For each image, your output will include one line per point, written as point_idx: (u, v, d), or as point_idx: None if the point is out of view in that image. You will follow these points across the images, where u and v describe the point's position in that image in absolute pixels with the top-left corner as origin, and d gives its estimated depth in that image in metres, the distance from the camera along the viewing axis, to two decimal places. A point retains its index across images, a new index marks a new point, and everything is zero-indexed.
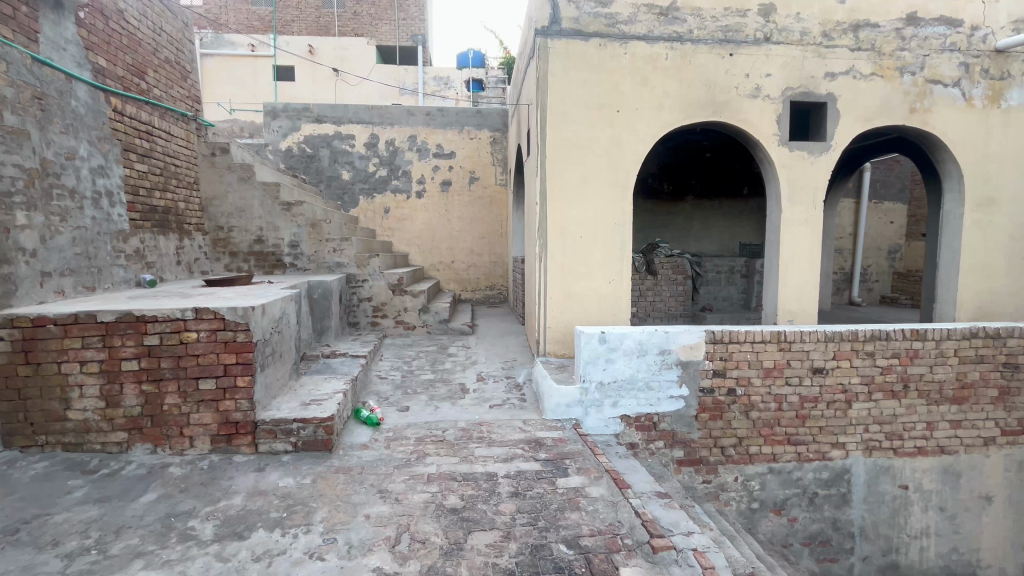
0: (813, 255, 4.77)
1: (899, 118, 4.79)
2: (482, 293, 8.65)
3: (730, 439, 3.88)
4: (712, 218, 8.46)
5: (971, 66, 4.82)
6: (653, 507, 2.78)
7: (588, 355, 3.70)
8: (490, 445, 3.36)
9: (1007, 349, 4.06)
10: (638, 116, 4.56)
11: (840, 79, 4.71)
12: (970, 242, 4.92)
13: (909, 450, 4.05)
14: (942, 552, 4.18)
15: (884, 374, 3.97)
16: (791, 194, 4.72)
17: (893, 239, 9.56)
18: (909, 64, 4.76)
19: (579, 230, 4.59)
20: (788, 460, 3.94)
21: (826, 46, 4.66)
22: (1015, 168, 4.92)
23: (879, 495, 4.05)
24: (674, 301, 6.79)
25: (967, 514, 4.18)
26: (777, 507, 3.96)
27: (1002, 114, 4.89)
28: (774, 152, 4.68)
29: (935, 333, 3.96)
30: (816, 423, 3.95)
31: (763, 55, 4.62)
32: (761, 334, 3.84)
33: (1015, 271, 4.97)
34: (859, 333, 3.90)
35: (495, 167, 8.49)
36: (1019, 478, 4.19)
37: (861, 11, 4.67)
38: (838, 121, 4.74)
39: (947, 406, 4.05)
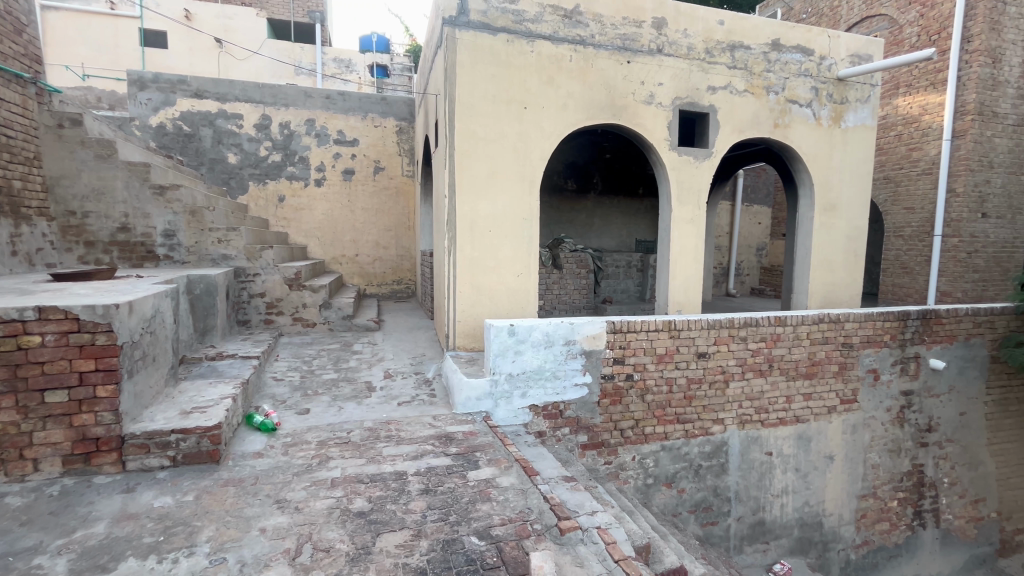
0: (698, 251, 5.27)
1: (766, 131, 5.45)
2: (388, 288, 8.35)
3: (628, 421, 4.17)
4: (611, 216, 8.99)
5: (819, 90, 5.62)
6: (560, 491, 2.90)
7: (497, 348, 3.75)
8: (398, 444, 3.27)
9: (845, 332, 4.83)
10: (544, 114, 4.69)
11: (719, 92, 5.23)
12: (818, 241, 5.77)
13: (773, 421, 4.67)
14: (797, 507, 4.85)
15: (754, 356, 4.53)
16: (680, 195, 5.17)
17: (761, 238, 10.89)
18: (773, 84, 5.42)
19: (487, 224, 4.61)
20: (677, 437, 4.34)
21: (709, 61, 5.15)
22: (850, 180, 5.85)
23: (749, 462, 4.62)
24: (578, 294, 7.11)
25: (817, 472, 4.90)
26: (667, 480, 4.34)
27: (842, 134, 5.78)
28: (666, 155, 5.08)
29: (793, 319, 4.60)
30: (700, 402, 4.39)
31: (656, 64, 4.98)
32: (654, 323, 4.17)
33: (851, 266, 5.93)
34: (735, 320, 4.40)
35: (401, 158, 8.23)
36: (854, 439, 5.01)
37: (736, 33, 5.23)
38: (718, 130, 5.27)
39: (801, 381, 4.72)
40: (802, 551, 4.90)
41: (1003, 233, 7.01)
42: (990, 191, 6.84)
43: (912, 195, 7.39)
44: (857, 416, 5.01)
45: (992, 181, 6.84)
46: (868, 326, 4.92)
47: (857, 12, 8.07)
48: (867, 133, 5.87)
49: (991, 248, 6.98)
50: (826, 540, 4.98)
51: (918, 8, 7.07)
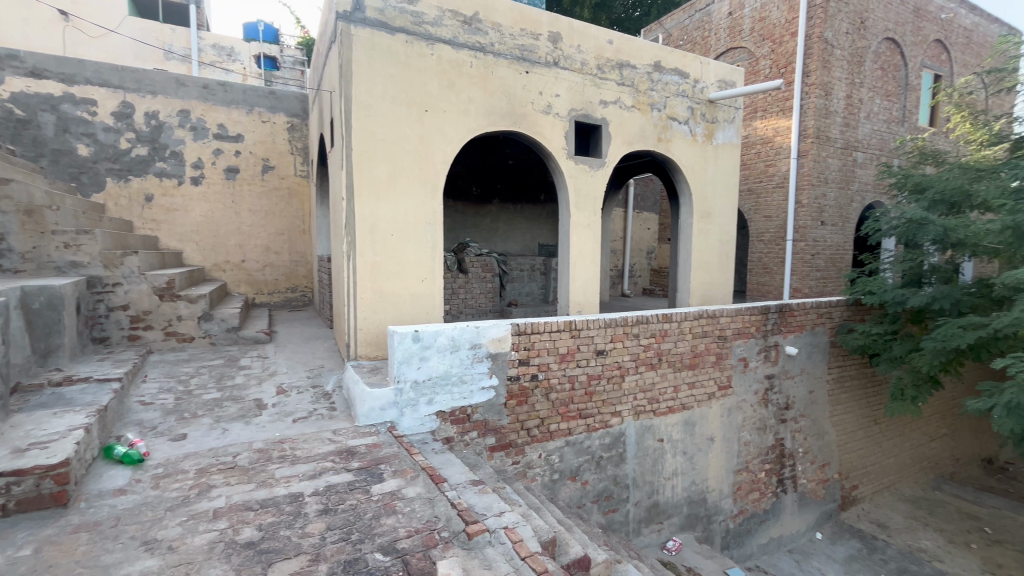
0: (595, 255, 5.59)
1: (651, 144, 5.95)
2: (281, 295, 7.74)
3: (534, 420, 4.29)
4: (515, 221, 9.22)
5: (694, 109, 6.27)
6: (468, 496, 2.89)
7: (401, 355, 3.65)
8: (293, 463, 3.03)
9: (720, 326, 5.42)
10: (445, 118, 4.67)
11: (610, 106, 5.61)
12: (697, 244, 6.42)
13: (663, 410, 5.09)
14: (686, 487, 5.32)
15: (646, 351, 4.90)
16: (578, 201, 5.45)
17: (650, 242, 11.85)
18: (656, 102, 5.94)
19: (389, 227, 4.48)
20: (580, 432, 4.55)
21: (600, 77, 5.50)
22: (721, 190, 6.59)
23: (644, 450, 4.98)
24: (484, 298, 7.18)
25: (701, 453, 5.42)
26: (572, 474, 4.53)
27: (713, 149, 6.50)
28: (564, 163, 5.32)
29: (677, 316, 5.06)
30: (600, 397, 4.65)
31: (553, 77, 5.21)
32: (556, 323, 4.34)
33: (723, 267, 6.68)
34: (628, 319, 4.73)
35: (294, 157, 7.71)
36: (730, 421, 5.64)
37: (623, 52, 5.65)
38: (609, 142, 5.64)
39: (685, 371, 5.21)
40: (691, 527, 5.38)
41: (836, 238, 8.37)
42: (826, 203, 8.15)
43: (769, 204, 8.44)
44: (732, 400, 5.64)
45: (827, 195, 8.14)
46: (738, 320, 5.58)
47: (722, 43, 9.15)
48: (733, 150, 6.67)
49: (828, 251, 8.30)
50: (710, 514, 5.53)
51: (770, 44, 8.21)
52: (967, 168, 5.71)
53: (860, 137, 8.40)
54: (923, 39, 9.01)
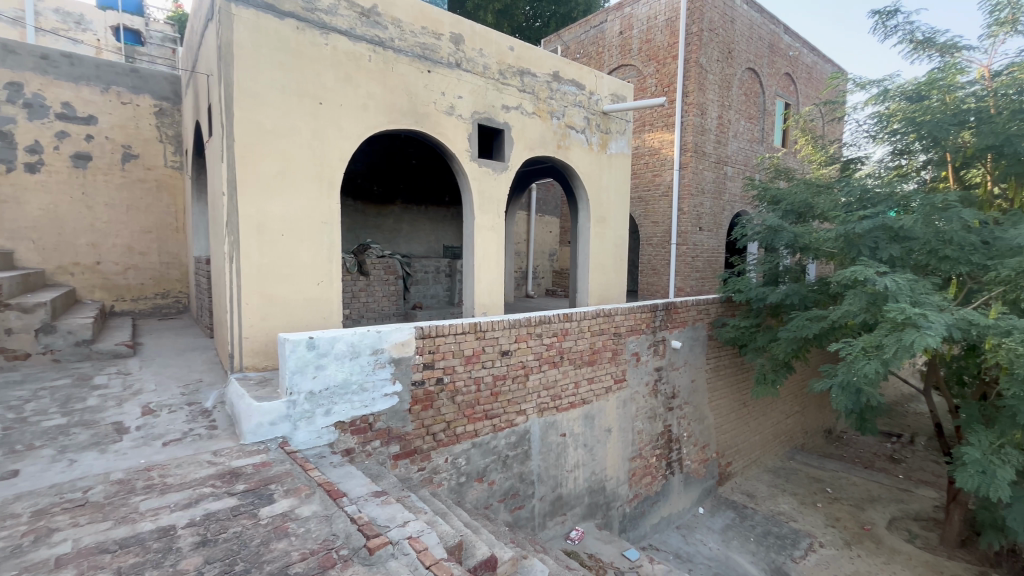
0: (499, 257, 5.67)
1: (551, 151, 6.18)
2: (147, 302, 6.79)
3: (439, 424, 4.23)
4: (419, 222, 9.06)
5: (590, 120, 6.64)
6: (369, 508, 2.76)
7: (294, 364, 3.38)
8: (164, 493, 2.66)
9: (615, 323, 5.80)
10: (342, 112, 4.43)
11: (512, 112, 5.73)
12: (594, 247, 6.80)
13: (565, 405, 5.31)
14: (587, 477, 5.59)
15: (548, 350, 5.08)
16: (482, 204, 5.48)
17: (552, 245, 12.32)
18: (555, 110, 6.19)
19: (279, 227, 4.14)
20: (486, 433, 4.58)
21: (502, 83, 5.60)
22: (615, 197, 7.05)
23: (548, 445, 5.15)
24: (386, 301, 6.94)
25: (600, 444, 5.74)
26: (479, 475, 4.54)
27: (607, 159, 6.93)
28: (467, 165, 5.32)
29: (577, 315, 5.32)
30: (505, 397, 4.72)
31: (455, 78, 5.19)
32: (461, 325, 4.33)
33: (617, 269, 7.16)
34: (532, 319, 4.86)
35: (163, 145, 6.84)
36: (624, 412, 6.04)
37: (524, 60, 5.81)
38: (512, 146, 5.76)
39: (585, 367, 5.49)
40: (592, 515, 5.67)
41: (711, 242, 9.38)
42: (703, 212, 9.10)
43: (656, 211, 9.20)
44: (626, 392, 6.05)
45: (704, 204, 9.08)
46: (631, 318, 6.01)
47: (614, 60, 9.80)
48: (625, 160, 7.17)
49: (705, 254, 9.27)
50: (608, 500, 5.87)
51: (655, 64, 8.97)
52: (810, 183, 6.70)
53: (729, 153, 9.49)
54: (776, 72, 10.44)
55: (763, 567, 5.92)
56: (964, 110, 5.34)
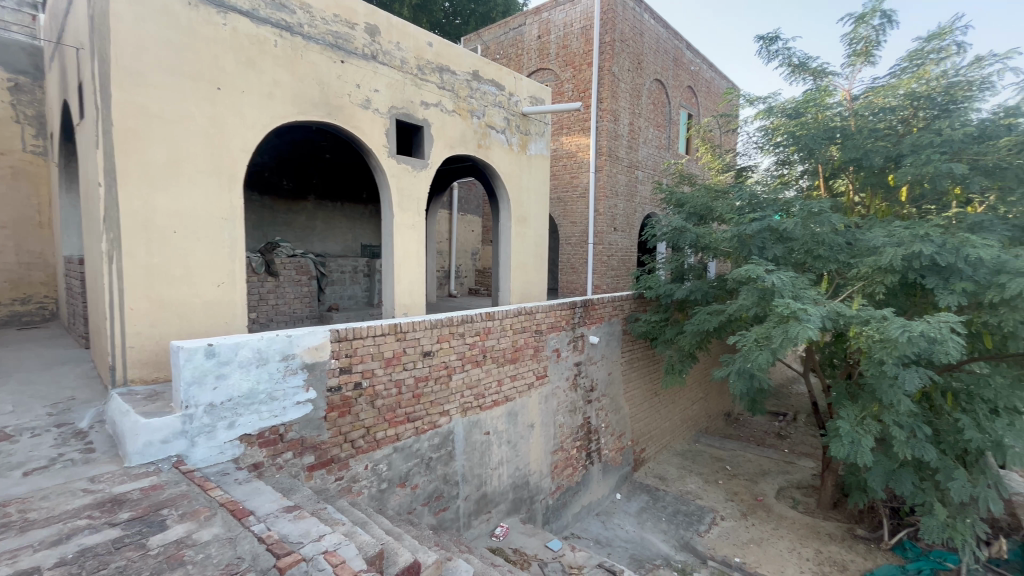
0: (419, 256, 5.56)
1: (471, 149, 6.17)
2: (2, 309, 5.80)
3: (358, 431, 4.06)
4: (334, 220, 8.64)
5: (509, 121, 6.72)
6: (280, 525, 2.59)
7: (190, 375, 3.06)
8: (25, 530, 2.29)
9: (536, 321, 5.94)
10: (243, 100, 4.09)
11: (431, 109, 5.64)
12: (515, 246, 6.91)
13: (489, 404, 5.34)
14: (511, 473, 5.65)
15: (471, 349, 5.09)
16: (401, 202, 5.34)
17: (474, 244, 12.32)
18: (475, 109, 6.19)
19: (171, 222, 3.73)
20: (408, 436, 4.47)
21: (421, 78, 5.49)
22: (535, 198, 7.21)
23: (472, 444, 5.15)
24: (299, 303, 6.54)
25: (523, 440, 5.84)
26: (401, 480, 4.42)
27: (527, 159, 7.06)
28: (385, 162, 5.15)
29: (499, 314, 5.38)
30: (427, 398, 4.64)
31: (371, 70, 5.00)
32: (380, 327, 4.19)
33: (538, 268, 7.32)
34: (454, 319, 4.84)
35: (21, 126, 5.88)
36: (546, 407, 6.20)
37: (443, 57, 5.73)
38: (431, 144, 5.67)
39: (508, 365, 5.56)
40: (516, 510, 5.75)
41: (625, 242, 9.91)
42: (617, 213, 9.58)
43: (574, 212, 9.53)
44: (548, 387, 6.21)
45: (617, 205, 9.57)
46: (551, 315, 6.18)
47: (533, 63, 10.01)
48: (544, 161, 7.35)
49: (619, 253, 9.78)
50: (532, 494, 5.99)
51: (571, 70, 9.28)
52: (709, 189, 7.32)
53: (639, 158, 10.09)
54: (679, 84, 11.26)
55: (674, 544, 6.38)
56: (832, 127, 6.11)
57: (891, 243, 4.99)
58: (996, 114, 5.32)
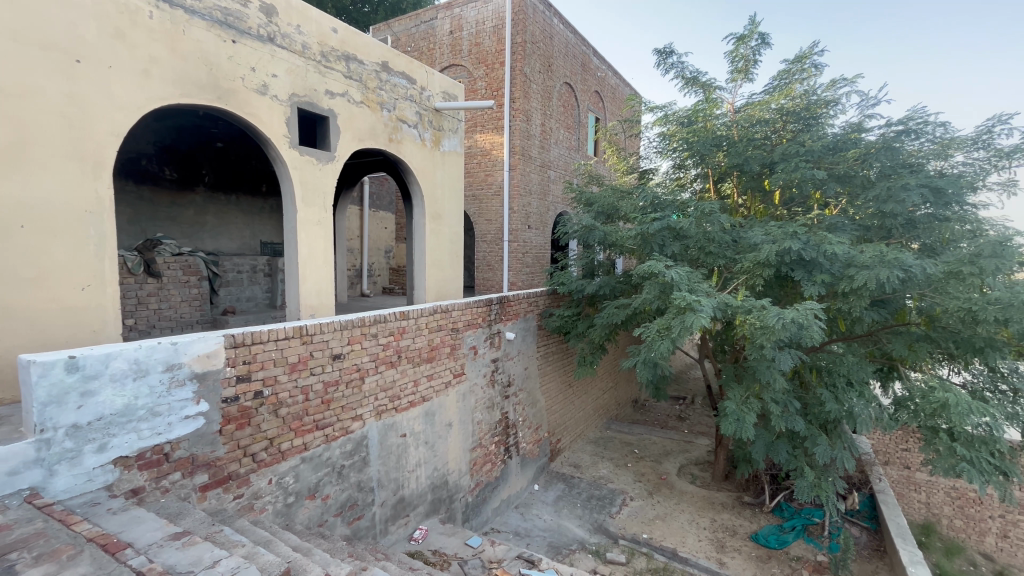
0: (326, 255, 5.27)
1: (382, 144, 5.95)
2: None
3: (260, 443, 3.75)
4: (228, 214, 7.90)
5: (421, 115, 6.57)
6: (165, 555, 2.32)
7: (47, 393, 2.63)
8: None
9: (452, 319, 5.91)
10: (111, 76, 3.58)
11: (337, 98, 5.34)
12: (429, 244, 6.79)
13: (405, 405, 5.21)
14: (429, 474, 5.56)
15: (384, 350, 4.93)
16: (305, 196, 5.01)
17: (388, 242, 11.92)
18: (385, 101, 5.98)
19: (15, 216, 3.17)
20: (317, 445, 4.22)
21: (324, 65, 5.18)
22: (449, 195, 7.14)
23: (387, 448, 4.99)
24: (187, 306, 5.89)
25: (441, 440, 5.78)
26: (310, 492, 4.16)
27: (440, 156, 6.97)
28: (286, 153, 4.79)
29: (414, 313, 5.26)
30: (338, 403, 4.42)
31: (268, 54, 4.62)
32: (283, 330, 3.90)
33: (454, 265, 7.27)
34: (365, 319, 4.65)
35: None
36: (464, 405, 6.19)
37: (349, 45, 5.46)
38: (338, 135, 5.39)
39: (424, 364, 5.46)
40: (435, 511, 5.67)
41: (539, 240, 10.18)
42: (531, 211, 9.80)
43: (489, 209, 9.57)
44: (465, 385, 6.21)
45: (531, 204, 9.78)
46: (468, 313, 6.18)
47: (446, 58, 9.89)
48: (458, 158, 7.30)
49: (534, 251, 10.02)
50: (451, 493, 5.95)
51: (484, 68, 9.30)
52: (616, 189, 7.73)
53: (551, 158, 10.39)
54: (587, 89, 11.78)
55: (589, 527, 6.69)
56: (719, 136, 6.74)
57: (767, 241, 5.64)
58: (845, 130, 6.21)
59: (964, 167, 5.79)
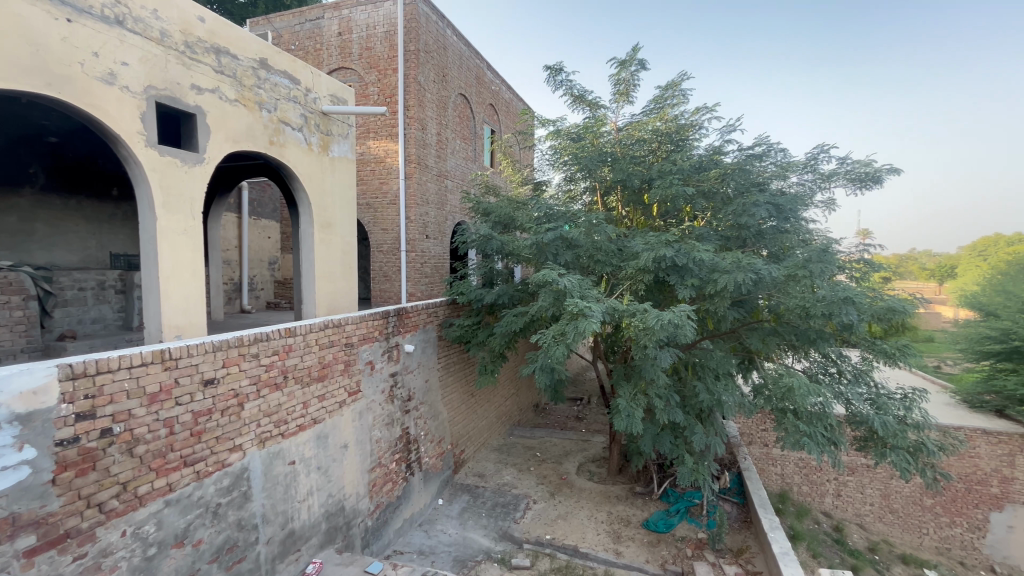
0: (195, 267, 4.69)
1: (261, 146, 5.48)
2: None
3: (109, 490, 3.20)
4: (66, 222, 6.69)
5: (307, 118, 6.18)
6: None
7: None
8: None
9: (346, 333, 5.60)
10: None
11: (206, 95, 4.82)
12: (318, 255, 6.37)
13: (293, 430, 4.79)
14: (323, 502, 5.16)
15: (267, 371, 4.51)
16: (168, 202, 4.42)
17: (272, 252, 10.98)
18: (264, 101, 5.52)
19: None
20: (185, 484, 3.71)
21: (189, 57, 4.64)
22: (340, 203, 6.78)
23: (273, 479, 4.55)
24: (7, 333, 4.87)
25: (336, 463, 5.42)
26: (177, 539, 3.63)
27: (329, 161, 6.60)
28: (141, 153, 4.19)
29: (301, 329, 4.89)
30: (211, 435, 3.93)
31: (115, 38, 4.01)
32: (140, 355, 3.39)
33: (346, 276, 6.91)
34: (243, 338, 4.21)
35: None
36: (361, 424, 5.88)
37: (220, 37, 4.96)
38: (207, 135, 4.86)
39: (314, 384, 5.09)
40: (331, 541, 5.28)
41: (437, 249, 10.06)
42: (428, 221, 9.67)
43: (385, 218, 9.27)
44: (361, 403, 5.90)
45: (428, 213, 9.65)
46: (362, 327, 5.90)
47: (334, 60, 9.44)
48: (349, 164, 6.97)
49: (432, 260, 9.86)
50: (348, 520, 5.59)
51: (376, 73, 9.04)
52: (511, 200, 7.94)
53: (447, 168, 10.37)
54: (482, 101, 11.99)
55: (494, 536, 6.71)
56: (604, 152, 7.22)
57: (646, 249, 6.19)
58: (707, 151, 7.05)
59: (798, 187, 6.91)
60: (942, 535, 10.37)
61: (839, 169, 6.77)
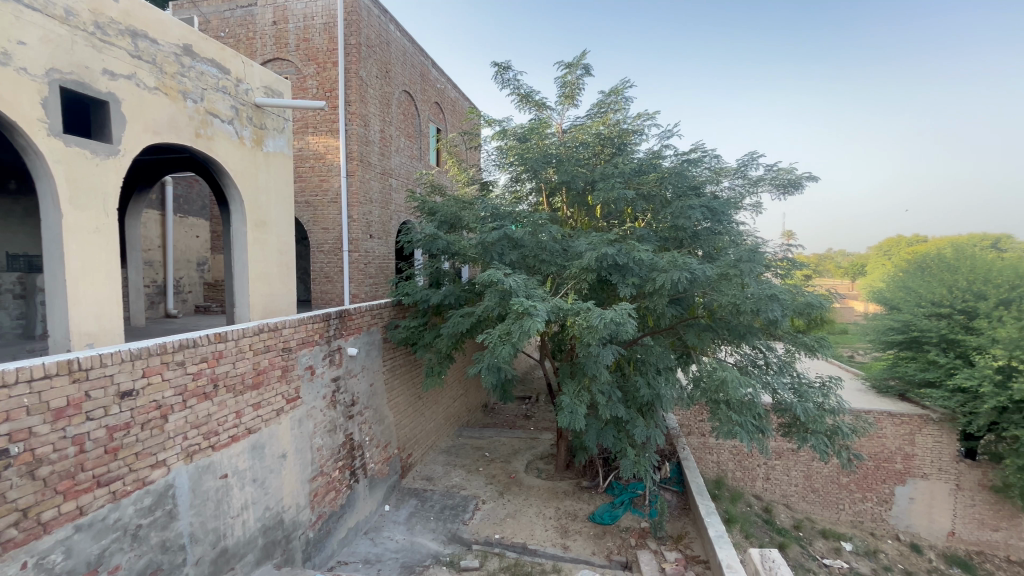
0: (109, 269, 4.30)
1: (186, 139, 5.10)
2: None
3: (6, 518, 2.87)
4: None
5: (238, 110, 5.83)
6: None
7: None
8: None
9: (283, 338, 5.33)
10: None
11: (120, 81, 4.42)
12: (252, 255, 6.03)
13: (224, 442, 4.51)
14: (259, 515, 4.88)
15: (195, 380, 4.21)
16: (75, 197, 4.02)
17: (200, 252, 10.27)
18: (189, 91, 5.15)
19: None
20: (99, 507, 3.39)
21: (100, 39, 4.23)
22: (276, 200, 6.46)
23: (203, 495, 4.26)
24: None
25: (273, 474, 5.15)
26: (90, 567, 3.31)
27: (263, 157, 6.26)
28: (43, 143, 3.78)
29: (232, 333, 4.60)
30: (129, 451, 3.62)
31: (10, 13, 3.58)
32: (44, 367, 3.06)
33: (283, 277, 6.59)
34: (167, 345, 3.91)
35: None
36: (300, 432, 5.62)
37: (136, 18, 4.57)
38: (123, 125, 4.46)
39: (248, 392, 4.82)
40: (268, 556, 5.01)
41: (381, 249, 9.81)
42: (372, 220, 9.40)
43: (325, 217, 8.90)
44: (301, 410, 5.65)
45: (372, 212, 9.38)
46: (301, 330, 5.64)
47: (268, 50, 8.96)
48: (285, 160, 6.65)
49: (377, 260, 9.60)
50: (288, 533, 5.33)
51: (314, 66, 8.67)
52: (458, 200, 7.87)
53: (391, 166, 10.12)
54: (427, 99, 11.81)
55: (442, 539, 6.63)
56: (549, 154, 7.31)
57: (590, 249, 6.34)
58: (647, 155, 7.32)
59: (729, 191, 7.33)
60: (855, 510, 11.39)
61: (766, 176, 7.25)
